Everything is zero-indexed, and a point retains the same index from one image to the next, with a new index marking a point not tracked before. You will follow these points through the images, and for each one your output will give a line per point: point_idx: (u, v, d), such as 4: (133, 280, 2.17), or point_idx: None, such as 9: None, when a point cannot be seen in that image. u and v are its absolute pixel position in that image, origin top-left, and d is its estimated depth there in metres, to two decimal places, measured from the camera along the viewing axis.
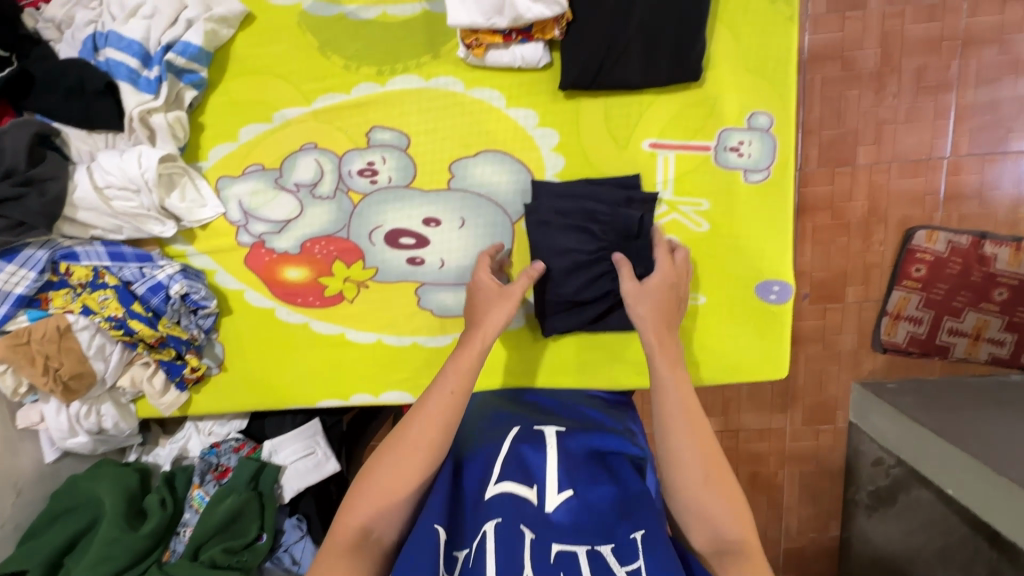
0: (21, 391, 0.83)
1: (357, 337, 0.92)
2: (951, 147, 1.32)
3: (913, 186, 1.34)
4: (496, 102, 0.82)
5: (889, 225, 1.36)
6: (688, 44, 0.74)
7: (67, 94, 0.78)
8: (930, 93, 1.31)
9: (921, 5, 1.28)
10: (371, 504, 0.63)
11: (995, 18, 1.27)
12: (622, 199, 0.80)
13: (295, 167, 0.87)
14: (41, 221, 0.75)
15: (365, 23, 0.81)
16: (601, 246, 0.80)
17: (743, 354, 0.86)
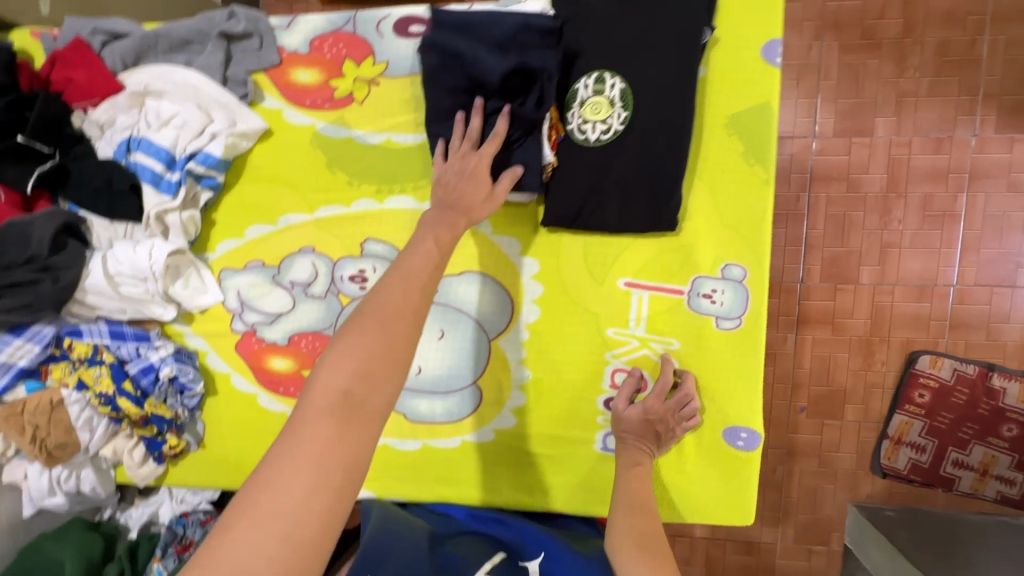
0: (9, 451, 0.89)
1: None
2: (958, 276, 1.30)
3: (918, 310, 1.32)
4: (483, 228, 0.86)
5: (892, 346, 1.33)
6: (665, 198, 0.78)
7: (96, 190, 0.86)
8: (936, 221, 1.30)
9: (929, 137, 1.30)
10: (344, 374, 0.51)
11: (1004, 155, 1.27)
12: (517, 26, 0.73)
13: (292, 267, 0.92)
14: (49, 304, 0.83)
15: (370, 145, 0.87)
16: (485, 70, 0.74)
17: (706, 496, 0.85)
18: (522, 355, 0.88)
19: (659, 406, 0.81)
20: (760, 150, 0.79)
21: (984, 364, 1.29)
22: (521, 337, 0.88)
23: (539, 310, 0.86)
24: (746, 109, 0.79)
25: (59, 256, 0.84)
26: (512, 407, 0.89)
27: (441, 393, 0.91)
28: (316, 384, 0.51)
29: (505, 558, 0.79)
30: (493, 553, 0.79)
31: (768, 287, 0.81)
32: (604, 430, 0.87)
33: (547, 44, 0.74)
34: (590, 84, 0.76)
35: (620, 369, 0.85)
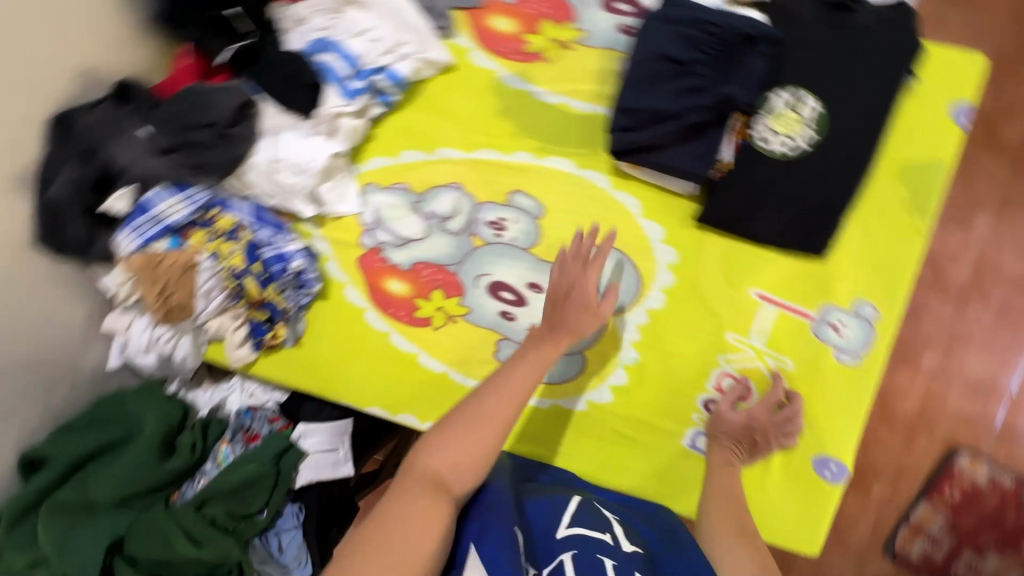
0: (130, 299, 0.91)
1: (426, 362, 0.97)
2: (1018, 385, 1.26)
3: (970, 408, 1.27)
4: (632, 209, 0.89)
5: (935, 436, 1.27)
6: (821, 225, 0.81)
7: (279, 76, 0.89)
8: (1012, 327, 1.27)
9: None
10: (446, 460, 0.67)
11: None
12: (742, 32, 0.75)
13: (436, 198, 0.95)
14: (217, 170, 0.86)
15: (545, 104, 0.90)
16: (697, 61, 0.77)
17: (784, 513, 0.86)
18: (635, 337, 0.90)
19: (764, 415, 0.84)
20: (923, 203, 0.81)
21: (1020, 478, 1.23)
22: (639, 320, 0.90)
23: (664, 299, 0.89)
24: (923, 161, 0.81)
25: (234, 125, 0.87)
26: (612, 385, 0.91)
27: None
28: (429, 458, 0.67)
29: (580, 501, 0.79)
30: (570, 497, 0.79)
31: (895, 333, 0.83)
32: (696, 428, 0.89)
33: (760, 50, 0.75)
34: (786, 98, 0.78)
35: (724, 378, 0.88)
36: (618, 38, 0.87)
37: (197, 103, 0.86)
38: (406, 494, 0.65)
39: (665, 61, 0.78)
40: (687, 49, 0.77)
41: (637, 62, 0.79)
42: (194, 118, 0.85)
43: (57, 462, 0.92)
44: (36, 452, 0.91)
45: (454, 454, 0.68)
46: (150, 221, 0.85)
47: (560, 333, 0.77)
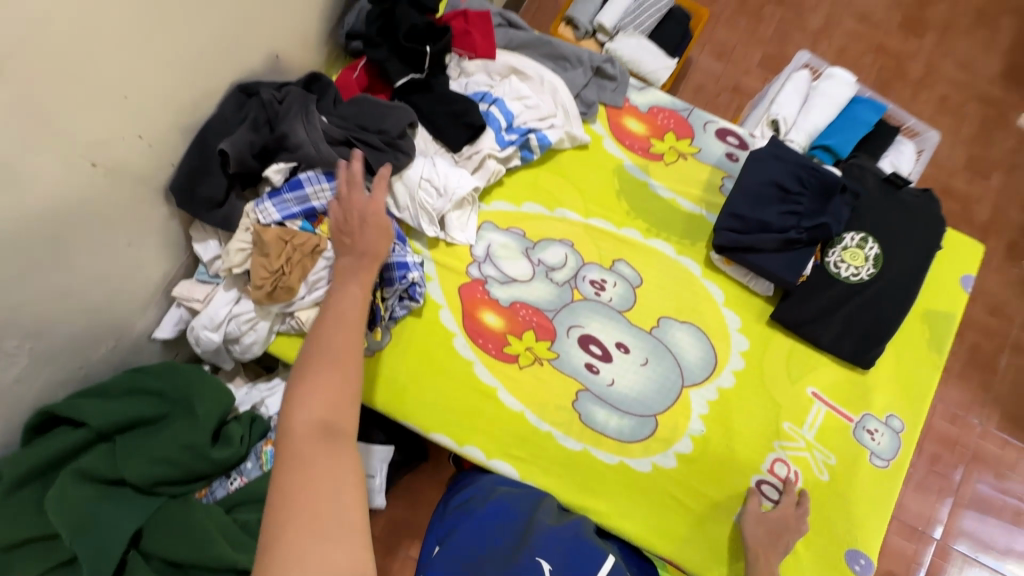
0: (235, 270, 0.89)
1: (505, 398, 0.99)
2: (940, 532, 1.59)
3: (905, 547, 1.58)
4: (716, 297, 1.04)
5: (876, 572, 1.56)
6: (871, 343, 0.98)
7: (445, 111, 1.00)
8: (937, 478, 1.63)
9: (947, 411, 1.68)
10: (322, 405, 0.64)
11: (997, 450, 1.65)
12: (835, 184, 0.97)
13: (547, 249, 1.05)
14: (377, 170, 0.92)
15: (657, 196, 1.07)
16: (800, 193, 0.97)
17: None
18: (704, 411, 0.99)
19: (791, 510, 0.93)
20: (940, 342, 1.02)
21: None
22: (710, 395, 1.00)
23: (733, 381, 1.00)
24: (942, 312, 1.03)
25: (399, 139, 0.94)
26: (677, 451, 0.98)
27: (620, 410, 0.99)
28: (295, 414, 0.63)
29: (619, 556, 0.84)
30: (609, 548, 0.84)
31: (916, 446, 0.98)
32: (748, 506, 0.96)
33: (846, 202, 0.97)
34: (855, 239, 0.99)
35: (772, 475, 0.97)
36: (726, 162, 1.08)
37: (372, 113, 0.94)
38: (297, 465, 0.60)
39: (772, 188, 0.98)
40: (793, 182, 0.98)
41: (753, 179, 0.99)
42: (366, 124, 0.93)
43: (89, 426, 0.82)
44: (68, 412, 0.81)
45: (318, 400, 0.64)
46: (297, 199, 0.89)
47: (365, 257, 0.82)
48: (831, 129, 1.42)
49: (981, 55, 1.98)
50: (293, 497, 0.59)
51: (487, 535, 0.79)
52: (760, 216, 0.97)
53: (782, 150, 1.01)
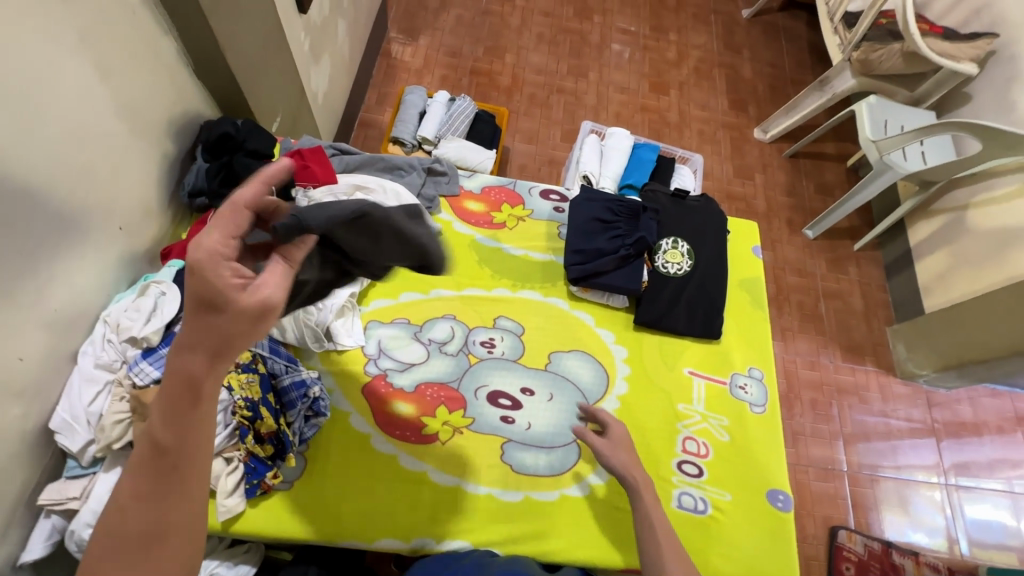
0: (114, 446, 0.83)
1: (437, 477, 1.00)
2: (846, 463, 1.84)
3: (828, 488, 1.80)
4: (588, 321, 1.20)
5: (817, 520, 1.75)
6: (712, 317, 1.20)
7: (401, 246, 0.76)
8: (823, 418, 1.91)
9: (805, 360, 2.01)
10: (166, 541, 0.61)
11: (851, 378, 2.00)
12: (638, 207, 1.22)
13: (433, 327, 1.14)
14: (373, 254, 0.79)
15: (512, 256, 1.23)
16: (616, 221, 1.20)
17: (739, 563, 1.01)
18: None
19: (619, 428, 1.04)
20: (759, 300, 1.28)
21: (883, 542, 1.71)
22: (614, 405, 1.12)
23: (627, 385, 1.14)
24: (750, 278, 1.30)
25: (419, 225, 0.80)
26: (605, 464, 1.06)
27: (544, 448, 1.06)
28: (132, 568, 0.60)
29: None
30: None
31: (778, 386, 1.19)
32: (680, 488, 1.06)
33: (650, 217, 1.22)
34: (669, 243, 1.24)
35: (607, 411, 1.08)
36: (556, 215, 1.30)
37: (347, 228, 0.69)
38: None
39: (596, 222, 1.21)
40: (609, 215, 1.21)
41: (577, 221, 1.21)
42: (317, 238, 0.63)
43: None
44: None
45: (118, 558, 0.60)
46: None
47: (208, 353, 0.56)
48: (627, 171, 1.77)
49: (712, 98, 2.62)
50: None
51: None
52: (594, 247, 1.17)
53: (592, 193, 1.25)
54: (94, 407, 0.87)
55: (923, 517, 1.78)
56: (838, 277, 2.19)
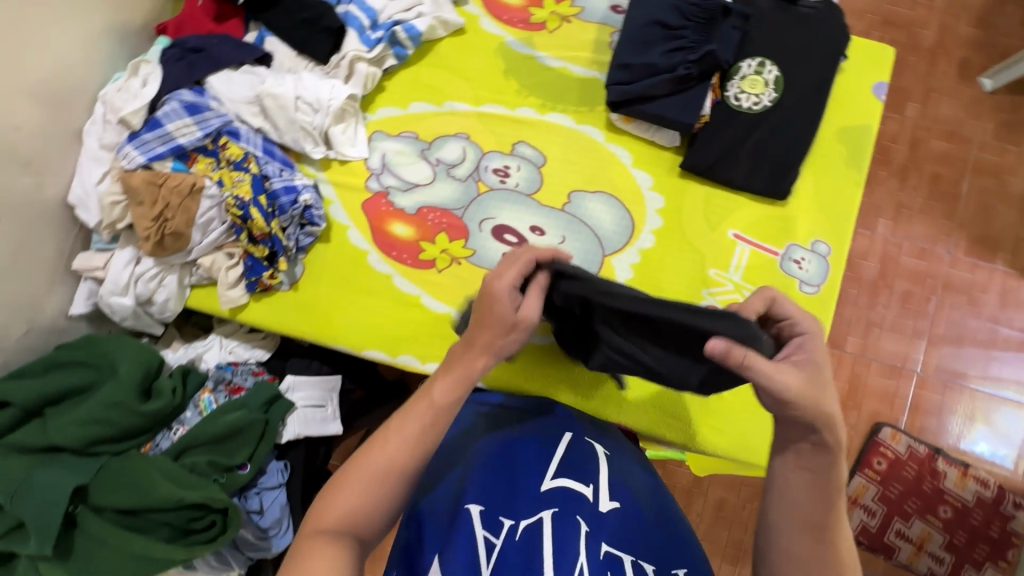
0: (118, 225, 0.89)
1: (430, 304, 0.98)
2: (922, 364, 1.58)
3: (888, 386, 1.58)
4: (624, 159, 1.00)
5: (862, 414, 1.57)
6: (784, 171, 0.94)
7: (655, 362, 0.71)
8: (912, 313, 1.60)
9: (915, 245, 1.63)
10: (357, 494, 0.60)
11: (968, 275, 1.62)
12: (720, 10, 0.95)
13: (443, 147, 1.01)
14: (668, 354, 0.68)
15: (547, 68, 1.03)
16: (685, 26, 0.95)
17: (730, 438, 0.94)
18: (629, 275, 0.96)
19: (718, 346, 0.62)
20: (858, 157, 0.98)
21: (932, 447, 1.54)
22: (632, 259, 0.97)
23: (654, 240, 0.97)
24: (855, 126, 0.99)
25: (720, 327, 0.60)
26: None
27: None
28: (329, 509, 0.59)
29: (574, 436, 0.76)
30: (562, 434, 0.76)
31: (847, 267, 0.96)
32: None
33: (733, 23, 0.95)
34: (752, 65, 0.95)
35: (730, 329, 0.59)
36: (612, 16, 1.04)
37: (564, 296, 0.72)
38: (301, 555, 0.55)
39: (653, 28, 0.96)
40: (678, 17, 0.95)
41: (632, 22, 0.97)
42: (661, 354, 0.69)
43: (14, 404, 0.82)
44: None
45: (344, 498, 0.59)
46: (160, 138, 0.89)
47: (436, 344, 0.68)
48: None
49: None
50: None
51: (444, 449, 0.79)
52: (647, 59, 0.95)
53: None
54: (102, 187, 0.89)
55: (998, 435, 1.54)
56: (1002, 149, 1.67)
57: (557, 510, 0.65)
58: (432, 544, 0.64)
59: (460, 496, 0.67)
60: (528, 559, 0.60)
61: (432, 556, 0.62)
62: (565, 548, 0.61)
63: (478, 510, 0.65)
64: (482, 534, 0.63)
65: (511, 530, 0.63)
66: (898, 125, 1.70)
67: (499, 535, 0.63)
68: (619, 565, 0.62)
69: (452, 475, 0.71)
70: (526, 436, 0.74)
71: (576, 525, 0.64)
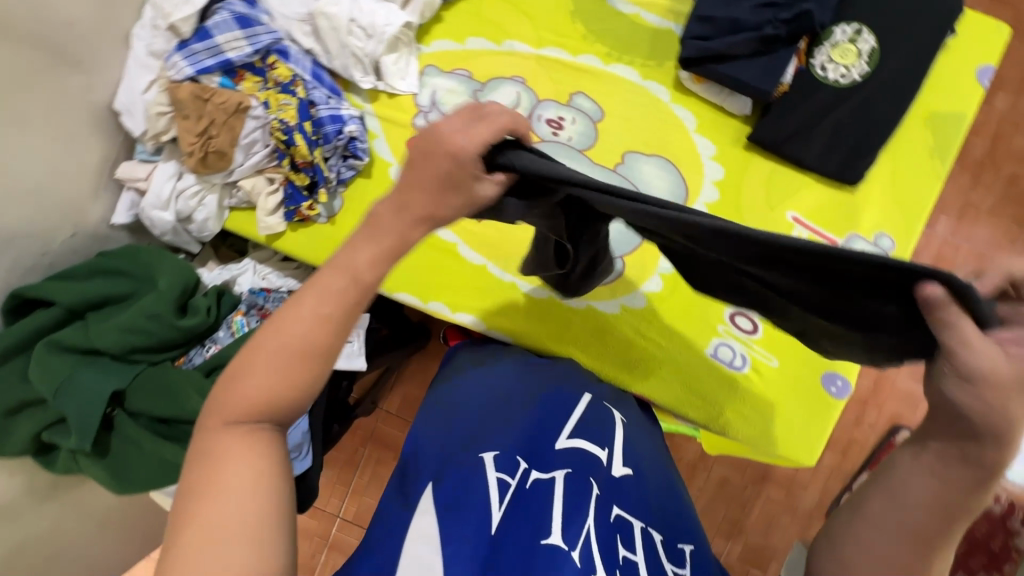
0: (162, 137, 0.88)
1: (466, 254, 0.97)
2: None
3: None
4: (688, 123, 0.93)
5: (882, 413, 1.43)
6: (862, 153, 0.87)
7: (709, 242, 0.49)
8: None
9: (976, 247, 1.52)
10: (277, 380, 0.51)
11: None
12: None
13: (498, 89, 0.95)
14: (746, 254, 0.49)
15: (618, 13, 0.96)
16: None
17: (754, 425, 0.91)
18: None
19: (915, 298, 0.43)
20: (945, 149, 0.90)
21: None
22: None
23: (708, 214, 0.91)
24: (948, 112, 0.90)
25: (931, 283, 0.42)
26: (647, 290, 0.97)
27: None
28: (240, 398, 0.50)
29: (593, 399, 0.74)
30: (581, 394, 0.74)
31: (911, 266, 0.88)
32: (721, 338, 0.95)
33: None
34: (847, 32, 0.87)
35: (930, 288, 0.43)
36: None
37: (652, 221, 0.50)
38: (223, 436, 0.49)
39: None
40: None
41: None
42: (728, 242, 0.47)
43: (57, 305, 0.84)
44: (35, 293, 0.83)
45: (252, 370, 0.51)
46: (209, 51, 0.87)
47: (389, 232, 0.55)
48: None
49: None
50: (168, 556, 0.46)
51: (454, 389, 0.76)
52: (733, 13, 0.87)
53: None
54: (148, 96, 0.88)
55: None
56: None
57: (570, 469, 0.64)
58: (429, 473, 0.63)
59: (475, 439, 0.66)
60: (538, 511, 0.59)
61: (426, 482, 0.62)
62: (577, 504, 0.60)
63: (492, 456, 0.63)
64: (496, 474, 0.61)
65: (524, 476, 0.62)
66: (983, 116, 1.55)
67: (513, 478, 0.62)
68: (629, 528, 0.61)
69: (468, 416, 0.70)
70: (546, 391, 0.73)
71: (589, 485, 0.62)
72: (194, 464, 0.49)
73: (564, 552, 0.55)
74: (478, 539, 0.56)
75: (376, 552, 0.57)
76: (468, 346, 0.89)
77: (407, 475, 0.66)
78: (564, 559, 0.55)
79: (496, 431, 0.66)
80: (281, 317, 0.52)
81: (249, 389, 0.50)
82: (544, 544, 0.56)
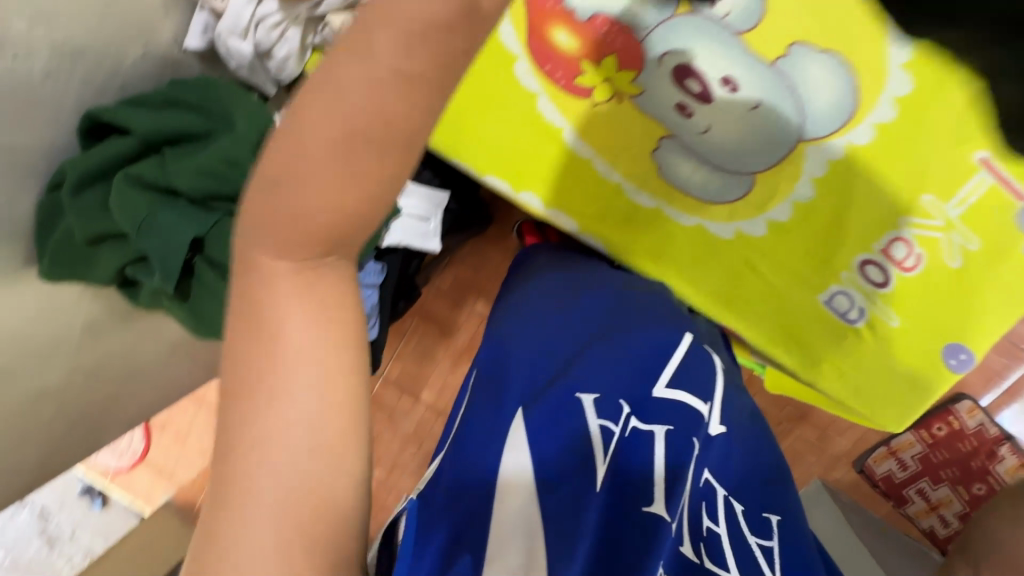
0: None
1: (572, 141, 0.86)
2: None
3: None
4: None
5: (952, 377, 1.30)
6: None
7: None
8: None
9: None
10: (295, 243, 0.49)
11: None
12: None
13: None
14: None
15: None
16: None
17: (844, 376, 0.89)
18: (819, 172, 0.78)
19: None
20: None
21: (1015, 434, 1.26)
22: (833, 153, 0.77)
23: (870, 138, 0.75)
24: None
25: None
26: (771, 219, 0.83)
27: (710, 164, 0.82)
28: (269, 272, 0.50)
29: (693, 340, 0.71)
30: (682, 330, 0.71)
31: None
32: (840, 287, 0.84)
33: None
34: None
35: None
36: None
37: None
38: (278, 309, 0.51)
39: None
40: None
41: None
42: None
43: (135, 134, 0.78)
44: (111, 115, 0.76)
45: (287, 227, 0.49)
46: None
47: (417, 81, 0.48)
48: None
49: None
50: (236, 433, 0.49)
51: (544, 310, 0.72)
52: None
53: None
54: None
55: None
56: None
57: (671, 426, 0.59)
58: (515, 406, 0.58)
59: (570, 368, 0.62)
60: (642, 461, 0.55)
61: (515, 406, 0.58)
62: (679, 461, 0.56)
63: (590, 399, 0.58)
64: (598, 421, 0.56)
65: (624, 424, 0.58)
66: None
67: (616, 426, 0.57)
68: (712, 497, 0.59)
69: (564, 341, 0.68)
70: (644, 330, 0.69)
71: (692, 445, 0.58)
72: (245, 336, 0.51)
73: (665, 521, 0.49)
74: (580, 491, 0.51)
75: (458, 478, 0.52)
76: (553, 257, 0.85)
77: (484, 397, 0.61)
78: (666, 528, 0.48)
79: (590, 366, 0.62)
80: (308, 169, 0.47)
81: (280, 254, 0.50)
82: (642, 511, 0.50)
